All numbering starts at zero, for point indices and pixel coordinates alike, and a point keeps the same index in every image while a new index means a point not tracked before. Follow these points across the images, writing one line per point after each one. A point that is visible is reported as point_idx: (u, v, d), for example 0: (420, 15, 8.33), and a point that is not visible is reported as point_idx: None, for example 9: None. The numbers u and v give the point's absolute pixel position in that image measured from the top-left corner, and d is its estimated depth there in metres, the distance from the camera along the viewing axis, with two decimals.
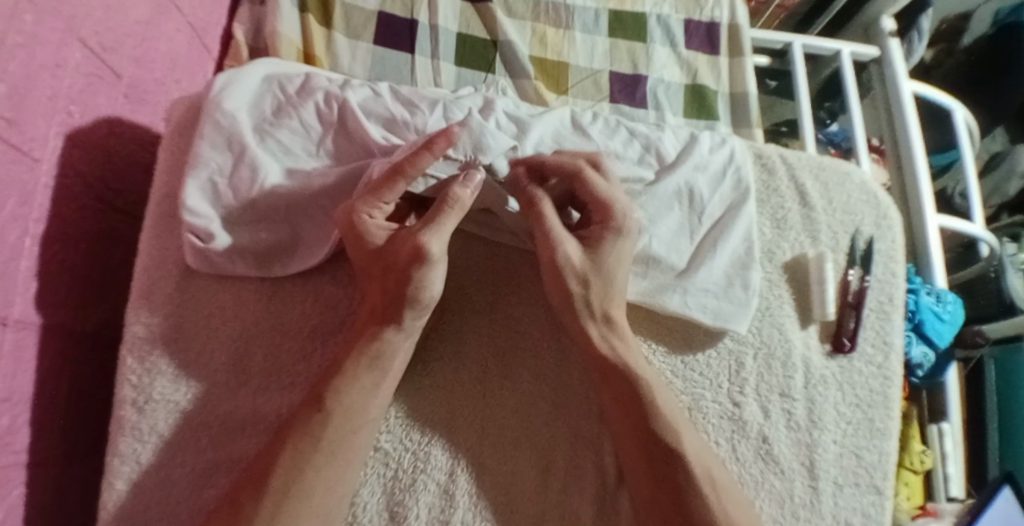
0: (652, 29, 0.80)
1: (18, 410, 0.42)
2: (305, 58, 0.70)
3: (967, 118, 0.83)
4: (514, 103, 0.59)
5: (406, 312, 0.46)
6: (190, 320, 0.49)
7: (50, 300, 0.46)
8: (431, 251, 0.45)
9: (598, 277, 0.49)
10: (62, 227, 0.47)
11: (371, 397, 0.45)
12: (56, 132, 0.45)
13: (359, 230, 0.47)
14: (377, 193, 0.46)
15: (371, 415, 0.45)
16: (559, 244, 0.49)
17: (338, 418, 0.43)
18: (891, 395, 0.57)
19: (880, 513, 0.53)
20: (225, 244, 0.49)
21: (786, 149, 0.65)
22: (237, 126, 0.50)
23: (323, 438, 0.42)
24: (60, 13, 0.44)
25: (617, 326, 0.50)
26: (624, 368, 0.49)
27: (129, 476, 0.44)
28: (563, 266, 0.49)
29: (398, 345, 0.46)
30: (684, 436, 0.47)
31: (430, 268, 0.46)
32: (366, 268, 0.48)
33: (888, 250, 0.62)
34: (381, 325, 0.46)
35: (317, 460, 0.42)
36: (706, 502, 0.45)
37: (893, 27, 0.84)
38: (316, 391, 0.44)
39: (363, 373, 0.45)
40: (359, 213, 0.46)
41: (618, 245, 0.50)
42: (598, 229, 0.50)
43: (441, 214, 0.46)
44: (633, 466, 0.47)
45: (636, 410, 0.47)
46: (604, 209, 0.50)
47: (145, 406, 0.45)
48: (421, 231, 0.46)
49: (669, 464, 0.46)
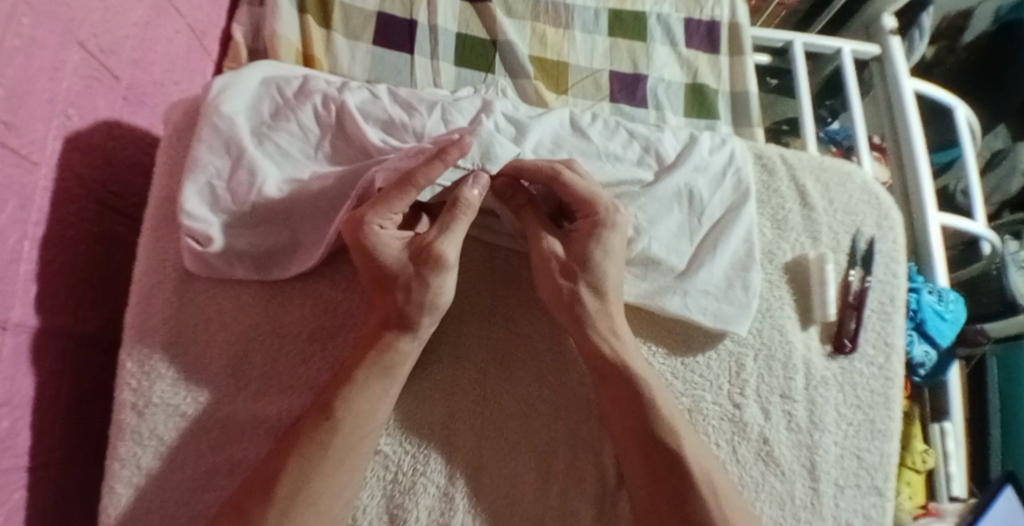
0: (652, 27, 0.79)
1: (18, 413, 0.42)
2: (305, 59, 0.70)
3: (969, 115, 0.83)
4: (512, 106, 0.59)
5: (425, 317, 0.47)
6: (188, 325, 0.49)
7: (49, 304, 0.46)
8: (447, 257, 0.46)
9: (597, 269, 0.49)
10: (61, 230, 0.47)
11: (378, 403, 0.45)
12: (54, 135, 0.45)
13: (371, 240, 0.46)
14: (389, 203, 0.45)
15: (376, 420, 0.45)
16: (544, 239, 0.50)
17: (347, 425, 0.43)
18: (893, 396, 0.57)
19: (881, 515, 0.53)
20: (219, 245, 0.48)
21: (788, 150, 0.64)
22: (235, 129, 0.50)
23: (331, 444, 0.42)
24: (58, 16, 0.43)
25: (616, 332, 0.50)
26: (626, 370, 0.48)
27: (130, 480, 0.44)
28: (551, 261, 0.50)
29: (408, 353, 0.47)
30: (684, 439, 0.47)
31: (446, 274, 0.46)
32: (373, 279, 0.48)
33: (889, 251, 0.62)
34: (389, 331, 0.46)
35: (323, 467, 0.42)
36: (708, 505, 0.44)
37: (894, 25, 0.83)
38: (322, 397, 0.44)
39: (369, 379, 0.44)
40: (371, 224, 0.46)
41: (607, 238, 0.50)
42: (585, 222, 0.50)
43: (452, 220, 0.46)
44: (636, 467, 0.47)
45: (637, 414, 0.47)
46: (589, 210, 0.50)
47: (145, 410, 0.46)
48: (438, 238, 0.46)
49: (672, 467, 0.46)
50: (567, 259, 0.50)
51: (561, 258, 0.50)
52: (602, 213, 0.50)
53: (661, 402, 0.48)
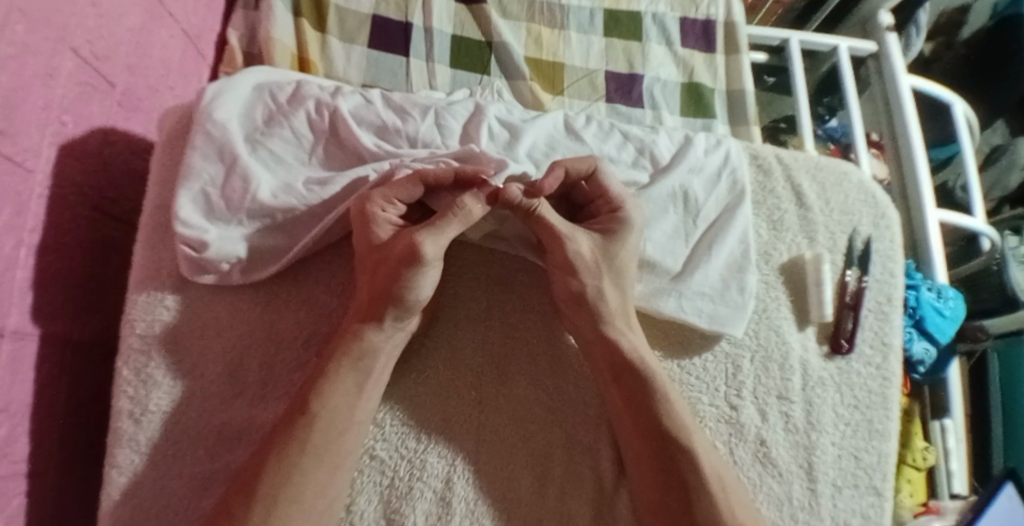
0: (648, 27, 0.79)
1: (16, 420, 0.43)
2: (300, 62, 0.70)
3: (967, 111, 0.83)
4: (506, 108, 0.58)
5: (390, 310, 0.46)
6: (184, 332, 0.48)
7: (46, 311, 0.46)
8: (426, 252, 0.46)
9: (620, 266, 0.51)
10: (57, 237, 0.47)
11: (356, 401, 0.45)
12: (50, 142, 0.45)
13: (367, 219, 0.47)
14: (396, 189, 0.48)
15: (356, 417, 0.45)
16: (570, 239, 0.50)
17: (324, 421, 0.43)
18: (890, 396, 0.57)
19: (879, 515, 0.53)
20: (242, 253, 0.49)
21: (783, 149, 0.64)
22: (228, 136, 0.50)
23: (310, 440, 0.42)
24: (52, 23, 0.43)
25: (632, 327, 0.51)
26: (629, 372, 0.49)
27: (127, 488, 0.44)
28: (578, 264, 0.50)
29: (380, 346, 0.46)
30: (693, 441, 0.47)
31: (423, 270, 0.46)
32: (363, 258, 0.49)
33: (886, 250, 0.62)
34: (367, 324, 0.46)
35: (304, 464, 0.42)
36: (716, 503, 0.45)
37: (891, 21, 0.83)
38: (300, 396, 0.44)
39: (342, 371, 0.45)
40: (373, 205, 0.47)
41: (625, 239, 0.50)
42: (607, 219, 0.51)
43: (444, 220, 0.47)
44: (641, 467, 0.47)
45: (645, 413, 0.47)
46: (611, 208, 0.51)
47: (141, 417, 0.45)
48: (422, 231, 0.47)
49: (680, 464, 0.46)
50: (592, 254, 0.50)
51: (586, 258, 0.50)
52: (625, 210, 0.51)
53: (662, 401, 0.48)
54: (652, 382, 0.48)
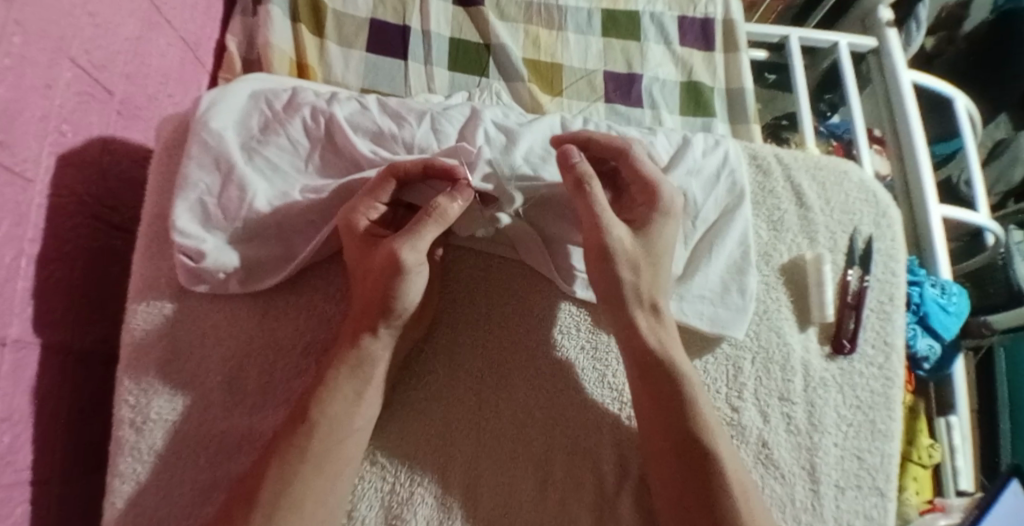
0: (646, 27, 0.79)
1: (18, 428, 0.43)
2: (297, 68, 0.70)
3: (968, 106, 0.82)
4: (502, 112, 0.58)
5: (386, 320, 0.47)
6: (183, 341, 0.48)
7: (49, 320, 0.47)
8: (403, 260, 0.46)
9: (632, 263, 0.50)
10: (57, 246, 0.48)
11: (356, 408, 0.45)
12: (49, 151, 0.45)
13: (353, 226, 0.48)
14: (374, 193, 0.48)
15: (357, 425, 0.45)
16: (609, 228, 0.49)
17: (325, 428, 0.43)
18: (893, 396, 0.57)
19: (883, 516, 0.52)
20: (236, 264, 0.49)
21: (782, 149, 0.64)
22: (223, 144, 0.50)
23: (311, 448, 0.42)
24: (48, 34, 0.43)
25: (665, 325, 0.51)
26: (669, 363, 0.48)
27: (131, 497, 0.44)
28: (617, 251, 0.49)
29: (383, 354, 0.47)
30: (723, 443, 0.47)
31: (404, 277, 0.46)
32: (354, 268, 0.49)
33: (887, 249, 0.61)
34: (365, 334, 0.46)
35: (305, 472, 0.42)
36: (738, 505, 0.44)
37: (891, 17, 0.82)
38: (300, 405, 0.45)
39: (343, 381, 0.45)
40: (358, 213, 0.48)
41: (662, 225, 0.51)
42: (645, 210, 0.52)
43: (421, 225, 0.47)
44: (664, 468, 0.46)
45: (671, 409, 0.47)
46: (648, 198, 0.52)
47: (143, 427, 0.46)
48: (398, 240, 0.47)
49: (707, 463, 0.45)
50: (632, 238, 0.50)
51: (626, 245, 0.50)
52: (665, 200, 0.51)
53: (693, 400, 0.48)
54: (670, 381, 0.48)
